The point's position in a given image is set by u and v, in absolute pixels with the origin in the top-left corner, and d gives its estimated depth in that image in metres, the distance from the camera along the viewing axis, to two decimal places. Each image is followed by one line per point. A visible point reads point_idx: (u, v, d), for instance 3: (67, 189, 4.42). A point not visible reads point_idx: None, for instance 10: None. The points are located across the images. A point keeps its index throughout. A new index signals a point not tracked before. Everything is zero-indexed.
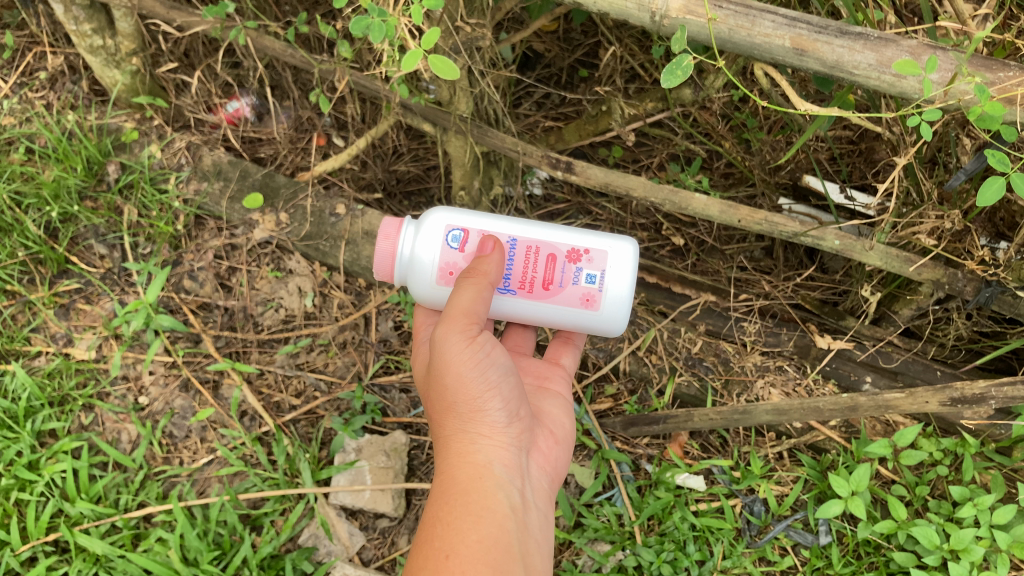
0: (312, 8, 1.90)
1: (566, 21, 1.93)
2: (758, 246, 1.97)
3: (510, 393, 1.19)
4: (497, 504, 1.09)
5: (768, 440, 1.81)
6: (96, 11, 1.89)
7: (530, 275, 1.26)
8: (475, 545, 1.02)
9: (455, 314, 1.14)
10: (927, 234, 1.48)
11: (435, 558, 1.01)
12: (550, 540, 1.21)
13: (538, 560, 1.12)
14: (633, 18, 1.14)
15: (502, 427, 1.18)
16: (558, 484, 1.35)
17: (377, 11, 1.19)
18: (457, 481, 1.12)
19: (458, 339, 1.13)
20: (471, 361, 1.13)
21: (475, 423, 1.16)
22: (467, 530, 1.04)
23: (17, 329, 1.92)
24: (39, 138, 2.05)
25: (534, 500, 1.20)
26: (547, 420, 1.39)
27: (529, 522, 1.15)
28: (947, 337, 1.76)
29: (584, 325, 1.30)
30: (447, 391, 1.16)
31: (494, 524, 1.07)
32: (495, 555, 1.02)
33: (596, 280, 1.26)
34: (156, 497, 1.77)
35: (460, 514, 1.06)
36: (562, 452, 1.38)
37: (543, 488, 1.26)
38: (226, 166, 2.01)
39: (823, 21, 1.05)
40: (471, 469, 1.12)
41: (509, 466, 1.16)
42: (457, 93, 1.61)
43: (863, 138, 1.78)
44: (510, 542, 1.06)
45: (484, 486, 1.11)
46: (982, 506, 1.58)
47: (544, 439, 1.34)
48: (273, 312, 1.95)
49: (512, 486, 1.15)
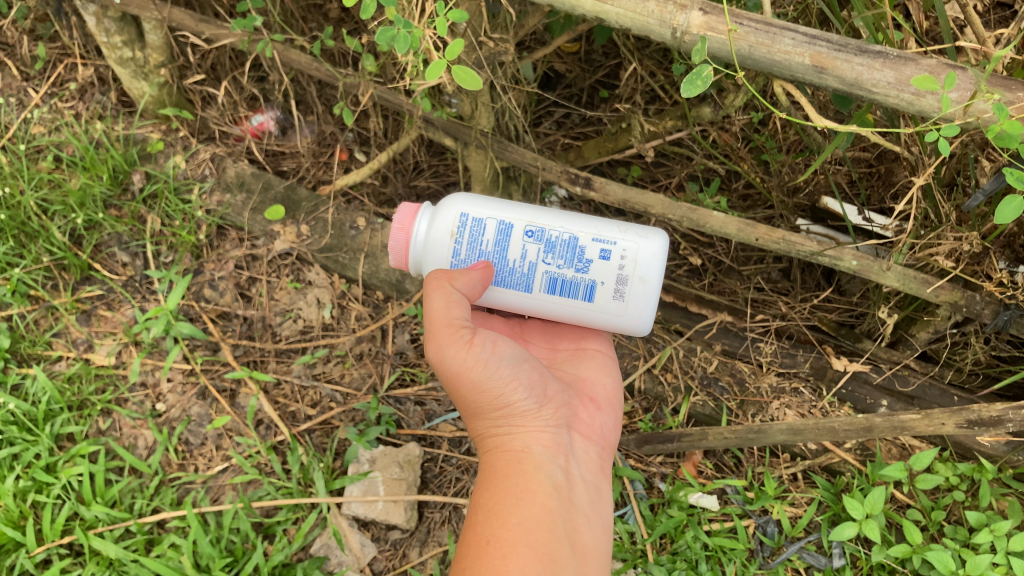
0: (338, 24, 1.93)
1: (587, 41, 1.96)
2: (776, 267, 1.98)
3: (532, 378, 1.22)
4: (537, 486, 1.16)
5: (782, 461, 1.82)
6: (127, 24, 1.96)
7: None
8: (516, 529, 1.10)
9: (438, 328, 1.16)
10: (946, 256, 1.49)
11: (480, 542, 1.10)
12: (606, 508, 1.26)
13: (589, 533, 1.18)
14: (654, 34, 1.15)
15: (535, 411, 1.22)
16: (611, 450, 1.39)
17: (403, 21, 1.20)
18: (497, 472, 1.19)
19: (455, 348, 1.15)
20: (477, 366, 1.15)
21: (506, 415, 1.21)
22: (508, 515, 1.12)
23: (39, 334, 1.94)
24: (68, 147, 2.09)
25: (580, 474, 1.25)
26: (586, 386, 1.40)
27: (575, 498, 1.20)
28: (964, 360, 1.75)
29: None
30: (468, 396, 1.20)
31: (537, 505, 1.14)
32: (537, 536, 1.09)
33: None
34: (170, 503, 1.78)
35: (500, 503, 1.14)
36: (607, 417, 1.40)
37: (591, 459, 1.31)
38: (248, 178, 2.05)
39: (843, 39, 1.07)
40: (510, 457, 1.20)
41: (546, 448, 1.22)
42: (479, 108, 1.63)
43: (882, 161, 1.77)
44: (553, 520, 1.13)
45: (525, 471, 1.18)
46: (999, 532, 1.57)
47: (586, 409, 1.37)
48: (291, 323, 1.96)
49: (551, 466, 1.20)
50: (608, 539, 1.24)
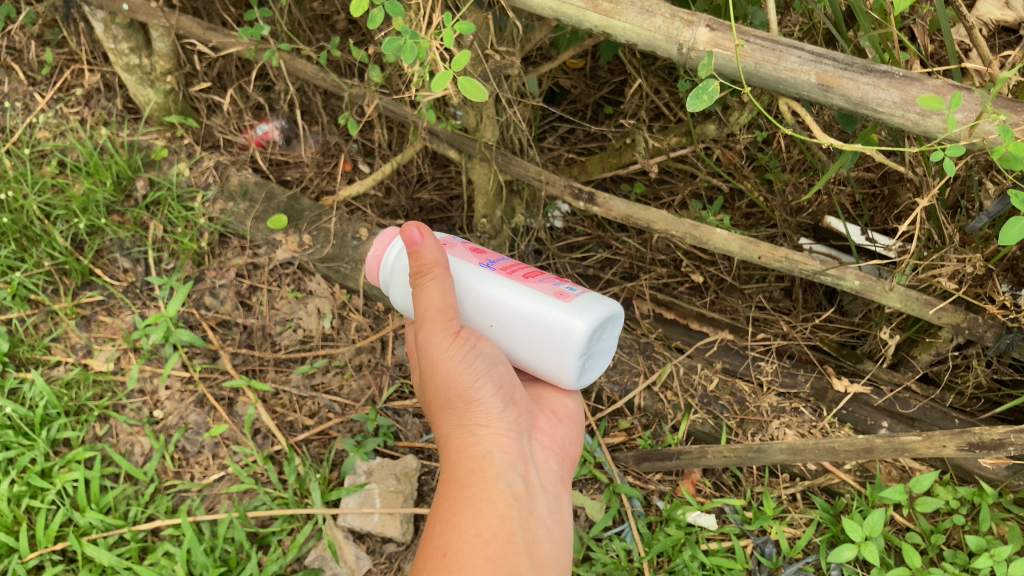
0: (345, 35, 1.94)
1: (593, 58, 1.97)
2: (778, 287, 1.97)
3: (504, 377, 1.17)
4: (497, 495, 1.10)
5: (781, 482, 1.80)
6: (134, 31, 1.97)
7: (518, 268, 1.22)
8: (474, 541, 1.04)
9: (431, 314, 1.13)
10: (948, 278, 1.49)
11: (435, 556, 1.03)
12: (563, 522, 1.22)
13: (547, 545, 1.13)
14: (661, 50, 1.16)
15: (502, 412, 1.17)
16: (568, 464, 1.35)
17: (411, 32, 1.20)
18: (459, 474, 1.12)
19: (440, 337, 1.12)
20: (456, 356, 1.12)
21: (471, 413, 1.15)
22: (465, 526, 1.06)
23: (38, 338, 1.94)
24: (72, 152, 2.09)
25: (541, 486, 1.20)
26: (549, 397, 1.37)
27: (535, 509, 1.15)
28: (965, 384, 1.75)
29: (544, 318, 1.14)
30: (437, 387, 1.16)
31: (495, 515, 1.07)
32: (496, 549, 1.04)
33: (577, 292, 1.17)
34: (165, 511, 1.77)
35: (459, 511, 1.08)
36: (568, 428, 1.36)
37: (550, 471, 1.27)
38: (252, 187, 2.06)
39: (849, 58, 1.07)
40: (472, 460, 1.13)
41: (510, 453, 1.16)
42: (484, 121, 1.64)
43: (885, 182, 1.77)
44: (512, 533, 1.07)
45: (487, 477, 1.11)
46: (999, 557, 1.54)
47: (546, 419, 1.33)
48: (291, 332, 1.96)
49: (515, 473, 1.15)
50: (566, 554, 1.19)
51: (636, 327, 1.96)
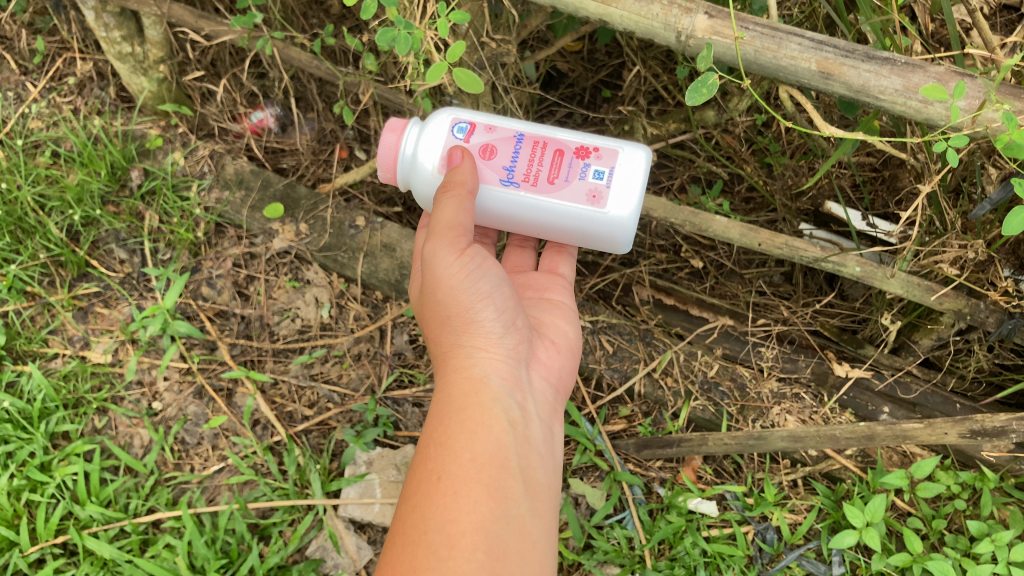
0: (339, 22, 1.91)
1: (590, 41, 1.94)
2: (778, 271, 1.97)
3: (504, 303, 1.19)
4: (493, 419, 1.09)
5: (782, 467, 1.80)
6: (126, 19, 1.93)
7: (535, 169, 1.24)
8: (470, 462, 1.02)
9: (440, 229, 1.16)
10: (950, 263, 1.48)
11: (430, 478, 1.01)
12: (556, 453, 1.20)
13: (541, 474, 1.12)
14: (658, 38, 1.14)
15: (500, 338, 1.18)
16: (563, 395, 1.35)
17: (405, 23, 1.19)
18: (455, 396, 1.12)
19: (446, 252, 1.15)
20: (461, 274, 1.14)
21: (471, 336, 1.16)
22: (462, 446, 1.04)
23: (35, 331, 1.92)
24: (65, 143, 2.07)
25: (537, 414, 1.19)
26: (545, 330, 1.38)
27: (530, 436, 1.14)
28: (967, 367, 1.76)
29: (588, 227, 1.26)
30: (441, 305, 1.17)
31: (491, 438, 1.06)
32: (491, 471, 1.02)
33: (605, 176, 1.23)
34: (166, 503, 1.76)
35: (455, 429, 1.07)
36: (563, 359, 1.36)
37: (546, 401, 1.26)
38: (248, 175, 2.04)
39: (850, 45, 1.05)
40: (470, 383, 1.13)
41: (507, 379, 1.15)
42: (480, 108, 1.61)
43: (887, 166, 1.76)
44: (507, 457, 1.06)
45: (484, 400, 1.11)
46: (999, 542, 1.55)
47: (545, 351, 1.33)
48: (289, 322, 1.94)
49: (510, 400, 1.14)
50: (557, 482, 1.18)
51: (635, 315, 1.94)
